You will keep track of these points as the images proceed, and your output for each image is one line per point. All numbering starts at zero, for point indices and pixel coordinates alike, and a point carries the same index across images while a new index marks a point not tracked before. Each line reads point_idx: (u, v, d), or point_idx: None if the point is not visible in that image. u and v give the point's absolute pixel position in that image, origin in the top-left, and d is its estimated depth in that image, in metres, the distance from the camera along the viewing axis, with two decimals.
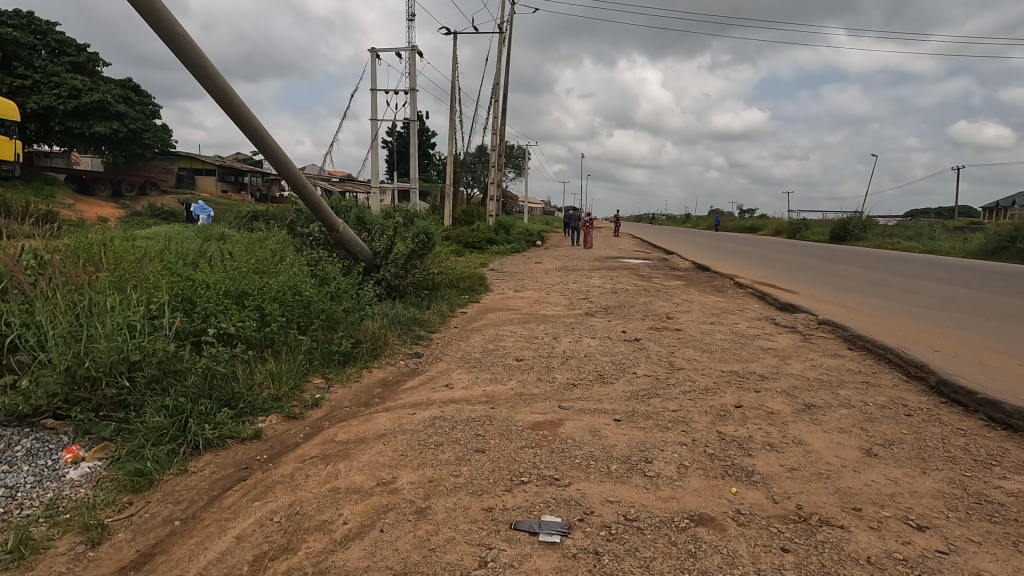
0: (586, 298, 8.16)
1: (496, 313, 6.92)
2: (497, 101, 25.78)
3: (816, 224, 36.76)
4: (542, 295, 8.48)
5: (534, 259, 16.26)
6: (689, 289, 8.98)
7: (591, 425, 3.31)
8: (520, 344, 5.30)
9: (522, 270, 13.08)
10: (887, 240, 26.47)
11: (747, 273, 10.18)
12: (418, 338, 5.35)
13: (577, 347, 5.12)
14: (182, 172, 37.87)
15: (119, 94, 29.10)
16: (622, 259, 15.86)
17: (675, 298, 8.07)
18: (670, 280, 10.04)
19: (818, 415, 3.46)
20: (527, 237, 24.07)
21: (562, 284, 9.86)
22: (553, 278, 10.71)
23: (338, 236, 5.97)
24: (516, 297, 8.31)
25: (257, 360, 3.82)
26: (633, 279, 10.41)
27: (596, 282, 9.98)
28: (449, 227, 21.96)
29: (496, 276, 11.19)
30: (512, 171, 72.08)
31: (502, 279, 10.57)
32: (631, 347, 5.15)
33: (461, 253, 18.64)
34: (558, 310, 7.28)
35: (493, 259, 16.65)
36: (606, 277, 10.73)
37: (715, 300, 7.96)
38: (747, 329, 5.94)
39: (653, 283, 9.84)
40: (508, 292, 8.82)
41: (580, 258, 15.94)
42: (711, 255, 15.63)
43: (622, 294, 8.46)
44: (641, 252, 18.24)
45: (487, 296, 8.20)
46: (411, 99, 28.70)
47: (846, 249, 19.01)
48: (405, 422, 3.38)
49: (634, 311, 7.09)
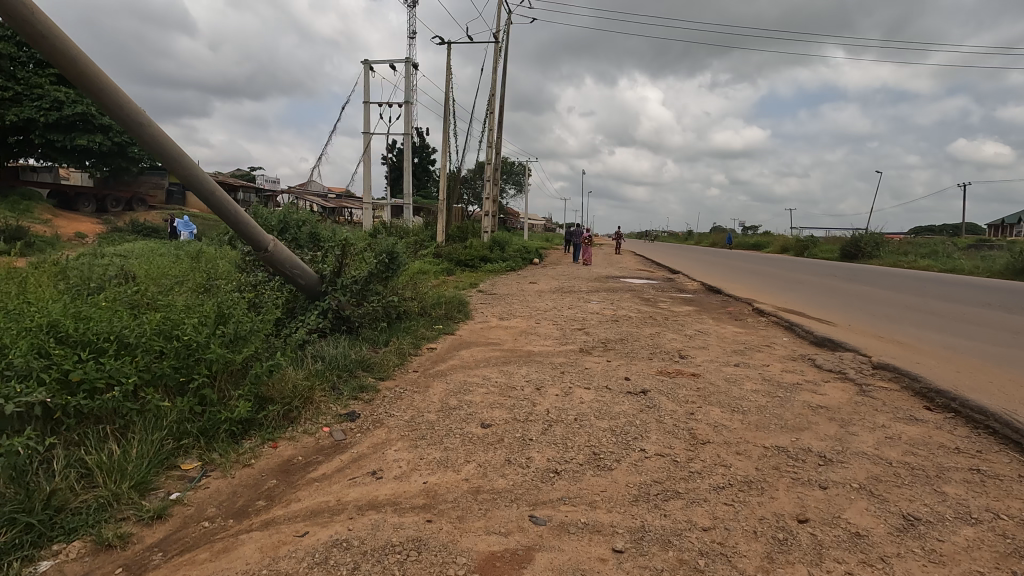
0: (582, 328, 6.95)
1: (472, 350, 5.72)
2: (493, 113, 24.81)
3: (825, 241, 35.57)
4: (532, 324, 7.26)
5: (529, 279, 15.06)
6: (701, 318, 7.74)
7: (577, 564, 2.08)
8: (493, 397, 4.08)
9: (513, 292, 11.86)
10: (902, 258, 25.30)
11: (766, 298, 8.99)
12: (362, 388, 4.16)
13: (567, 403, 3.90)
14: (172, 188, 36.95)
15: None
16: (624, 279, 14.69)
17: (685, 328, 6.85)
18: (678, 306, 8.81)
19: (932, 542, 2.22)
20: (524, 255, 22.92)
21: (555, 309, 8.66)
22: (546, 302, 9.52)
23: (268, 255, 4.80)
24: (500, 327, 7.09)
25: (89, 442, 2.64)
26: (636, 303, 9.21)
27: (595, 307, 8.77)
28: (440, 245, 20.82)
29: (482, 300, 9.99)
30: (512, 187, 71.33)
31: (488, 304, 9.36)
32: (636, 402, 3.93)
33: (452, 273, 17.51)
34: (547, 344, 6.07)
35: (484, 279, 15.51)
36: (606, 301, 9.55)
37: (733, 331, 6.73)
38: (782, 374, 4.71)
39: (659, 309, 8.62)
40: (492, 320, 7.60)
41: (578, 278, 14.72)
42: (721, 274, 14.47)
43: (624, 323, 7.24)
44: (644, 272, 17.02)
45: (465, 325, 6.98)
46: (405, 112, 27.87)
47: (863, 268, 17.80)
48: (283, 554, 2.14)
49: (639, 347, 5.87)
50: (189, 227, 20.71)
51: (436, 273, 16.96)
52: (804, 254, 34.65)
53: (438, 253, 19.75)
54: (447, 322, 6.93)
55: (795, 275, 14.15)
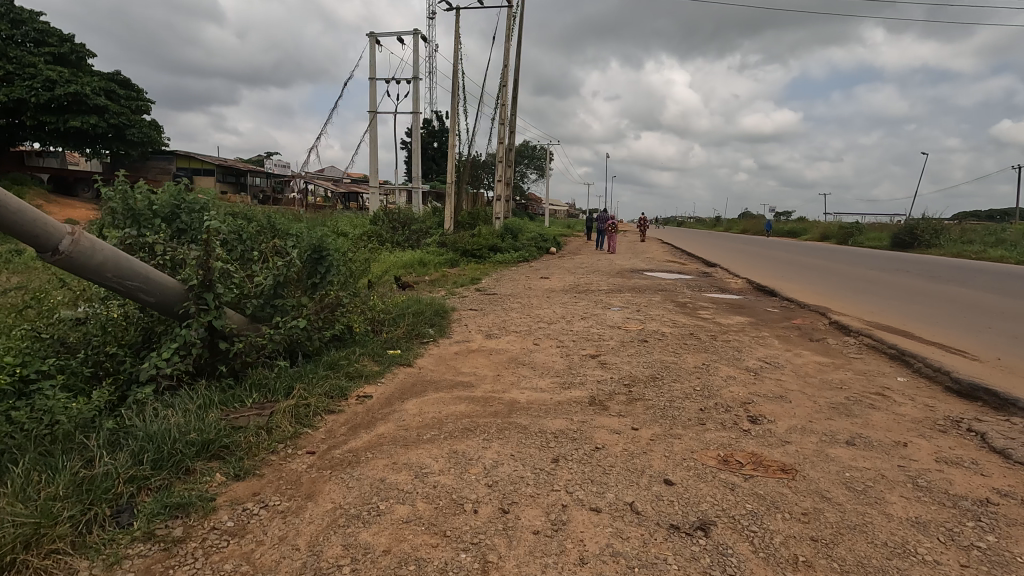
0: (596, 354, 4.98)
1: (427, 398, 3.78)
2: (507, 88, 22.58)
3: (873, 228, 32.62)
4: (527, 347, 5.26)
5: (540, 274, 13.04)
6: (762, 337, 5.64)
7: None
8: (413, 538, 2.13)
9: (517, 290, 9.88)
10: (967, 247, 22.46)
11: (845, 307, 6.81)
12: (179, 505, 2.29)
13: (552, 570, 1.94)
14: (179, 173, 35.83)
15: (100, 86, 27.00)
16: (651, 273, 12.60)
17: (745, 358, 4.80)
18: (727, 316, 6.71)
19: None
20: (539, 243, 20.82)
21: (564, 319, 6.67)
22: (554, 308, 7.51)
23: (69, 262, 2.87)
24: (482, 351, 5.12)
25: None
26: (670, 311, 7.17)
27: (616, 317, 6.72)
28: (446, 233, 18.93)
29: (476, 304, 8.02)
30: (533, 172, 68.69)
31: (481, 309, 7.39)
32: (692, 567, 1.94)
33: (455, 266, 15.64)
34: (543, 386, 4.09)
35: (490, 273, 13.58)
36: (630, 307, 7.53)
37: (817, 365, 4.65)
38: (945, 474, 2.66)
39: (702, 320, 6.53)
40: (475, 337, 5.62)
41: (597, 272, 12.66)
42: (769, 269, 12.22)
43: (655, 346, 5.20)
44: (675, 264, 14.84)
45: (433, 351, 5.03)
46: (414, 88, 25.80)
47: (935, 261, 15.22)
48: None
49: (684, 396, 3.84)
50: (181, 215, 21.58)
51: (439, 266, 15.10)
52: (849, 242, 31.76)
53: (442, 242, 17.84)
54: (409, 347, 5.00)
55: (858, 270, 11.91)
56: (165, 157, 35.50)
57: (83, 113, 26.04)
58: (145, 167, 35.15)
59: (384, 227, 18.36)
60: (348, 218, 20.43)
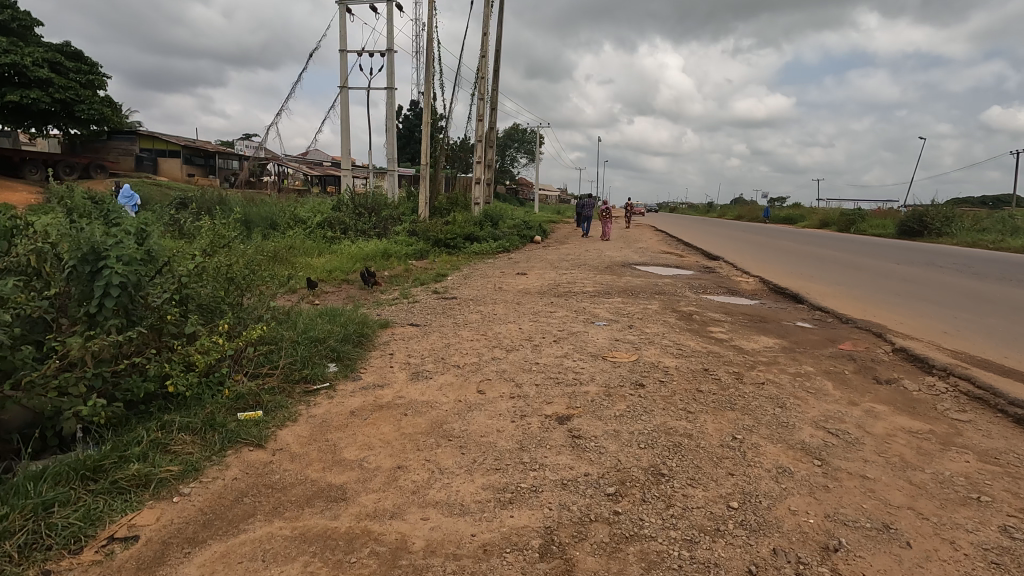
0: (566, 415, 3.25)
1: (236, 543, 2.03)
2: (487, 59, 20.53)
3: (877, 215, 31.02)
4: (465, 401, 3.50)
5: (518, 269, 11.25)
6: (807, 379, 3.93)
7: None
8: None
9: (484, 292, 8.15)
10: (983, 236, 20.96)
11: (908, 326, 5.09)
12: None
13: None
14: (142, 155, 33.51)
15: (44, 57, 24.64)
16: (646, 269, 10.87)
17: (796, 426, 3.09)
18: (750, 339, 4.99)
19: None
20: (522, 231, 19.02)
21: (530, 341, 4.93)
22: (522, 322, 5.73)
23: None
24: (393, 409, 3.35)
25: None
26: (674, 328, 5.45)
27: (601, 338, 4.99)
28: (419, 220, 17.12)
29: (422, 315, 6.23)
30: (523, 156, 66.44)
31: (423, 325, 5.59)
32: None
33: (424, 258, 13.87)
34: (465, 500, 2.35)
35: (461, 267, 11.80)
36: (620, 320, 5.81)
37: (911, 440, 2.95)
38: None
39: (717, 345, 4.82)
40: (391, 381, 3.85)
41: (582, 268, 10.92)
42: (783, 265, 10.49)
43: (657, 400, 3.47)
44: (671, 257, 13.09)
45: (314, 412, 3.26)
46: (388, 60, 23.75)
47: (965, 253, 13.51)
48: None
49: (712, 532, 2.13)
50: (129, 200, 19.57)
51: (405, 258, 13.29)
52: (851, 230, 30.19)
53: (413, 230, 16.05)
54: (273, 409, 3.23)
55: (887, 266, 10.24)
56: (126, 136, 33.13)
57: (24, 86, 23.80)
58: (105, 148, 32.87)
59: (349, 213, 16.47)
60: (312, 203, 18.55)
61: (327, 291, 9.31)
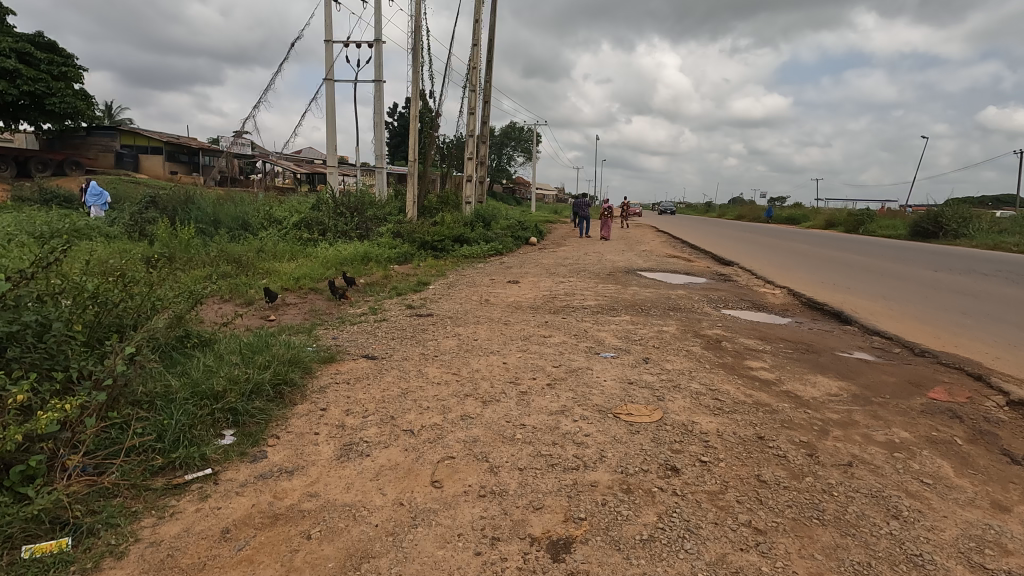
0: (561, 541, 2.05)
1: None
2: (479, 49, 19.25)
3: (885, 216, 29.88)
4: (410, 504, 2.29)
5: (509, 276, 10.05)
6: (912, 457, 2.73)
7: None
8: None
9: (468, 306, 6.95)
10: (1004, 238, 19.81)
11: (1012, 367, 3.89)
12: None
13: None
14: (122, 151, 32.16)
15: (11, 47, 23.34)
16: (653, 277, 9.68)
17: (942, 569, 1.89)
18: (805, 382, 3.80)
19: None
20: (517, 232, 17.82)
21: (514, 385, 3.71)
22: (507, 353, 4.53)
23: None
24: (292, 527, 2.14)
25: None
26: (702, 364, 4.25)
27: (609, 380, 3.80)
28: (405, 220, 15.91)
29: (385, 343, 5.01)
30: (521, 155, 64.95)
31: (381, 358, 4.39)
32: None
33: (408, 263, 12.67)
34: None
35: (445, 274, 10.58)
36: (630, 350, 4.60)
37: None
38: None
39: (764, 392, 3.63)
40: (309, 463, 2.63)
41: (582, 275, 9.71)
42: (808, 272, 9.31)
43: (702, 506, 2.26)
44: (679, 262, 11.90)
45: (161, 535, 2.05)
46: (376, 51, 22.46)
47: (1001, 256, 12.33)
48: None
49: None
50: (97, 198, 18.31)
51: (387, 263, 12.09)
52: (859, 231, 29.05)
53: (398, 231, 14.84)
54: (92, 534, 2.03)
55: (927, 273, 9.03)
56: (106, 132, 31.82)
57: None
58: (85, 144, 31.63)
59: (329, 212, 15.25)
60: (294, 202, 17.36)
61: (289, 304, 8.09)
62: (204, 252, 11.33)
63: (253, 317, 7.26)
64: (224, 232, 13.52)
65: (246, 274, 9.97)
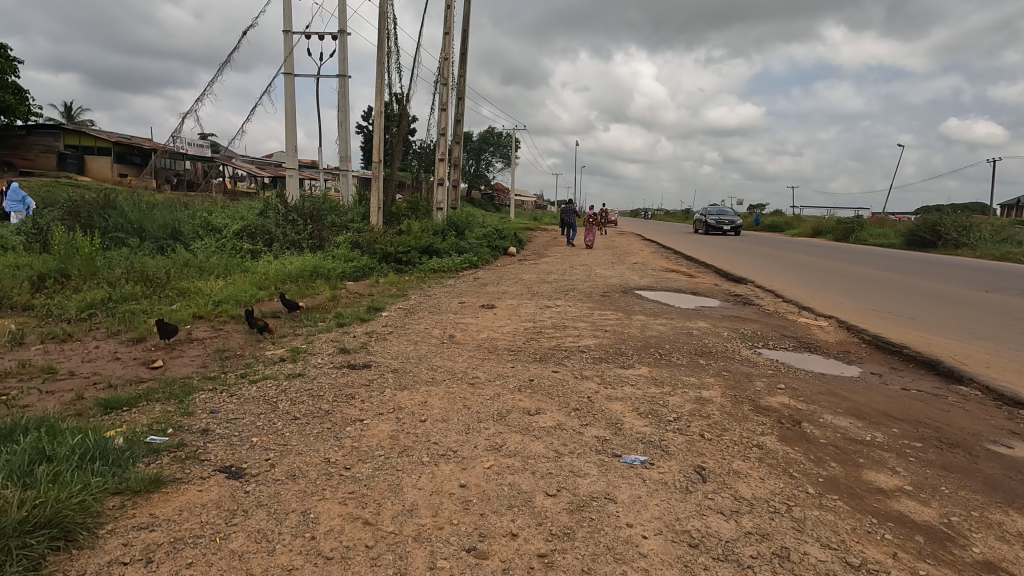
0: None
1: None
2: (452, 38, 17.44)
3: (876, 224, 28.93)
4: None
5: (484, 298, 8.27)
6: None
7: None
8: None
9: (423, 349, 5.12)
10: (1010, 249, 18.73)
11: None
12: None
13: None
14: (65, 152, 29.61)
15: None
16: (656, 299, 8.00)
17: None
18: (1005, 536, 2.11)
19: None
20: (494, 241, 16.07)
21: (472, 562, 1.93)
22: (471, 458, 2.74)
23: None
24: None
25: None
26: (797, 481, 2.51)
27: (657, 544, 2.04)
28: (367, 229, 14.04)
29: (278, 431, 3.16)
30: (499, 160, 63.13)
31: (248, 475, 2.55)
32: None
33: (364, 279, 10.79)
34: None
35: (406, 295, 8.74)
36: (666, 449, 2.85)
37: None
38: None
39: (952, 570, 1.92)
40: None
41: (572, 298, 7.97)
42: (843, 294, 7.73)
43: None
44: (681, 279, 10.27)
45: None
46: (340, 43, 20.53)
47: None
48: None
49: None
50: (16, 203, 16.04)
51: (338, 280, 10.20)
52: (850, 239, 27.99)
53: (358, 241, 12.93)
54: None
55: (984, 295, 7.54)
56: (48, 131, 29.33)
57: None
58: (24, 144, 29.11)
59: (278, 219, 13.28)
60: (241, 207, 15.31)
61: (192, 341, 6.16)
62: (112, 268, 9.31)
63: (131, 365, 5.32)
64: (148, 244, 11.48)
65: (155, 298, 8.02)
